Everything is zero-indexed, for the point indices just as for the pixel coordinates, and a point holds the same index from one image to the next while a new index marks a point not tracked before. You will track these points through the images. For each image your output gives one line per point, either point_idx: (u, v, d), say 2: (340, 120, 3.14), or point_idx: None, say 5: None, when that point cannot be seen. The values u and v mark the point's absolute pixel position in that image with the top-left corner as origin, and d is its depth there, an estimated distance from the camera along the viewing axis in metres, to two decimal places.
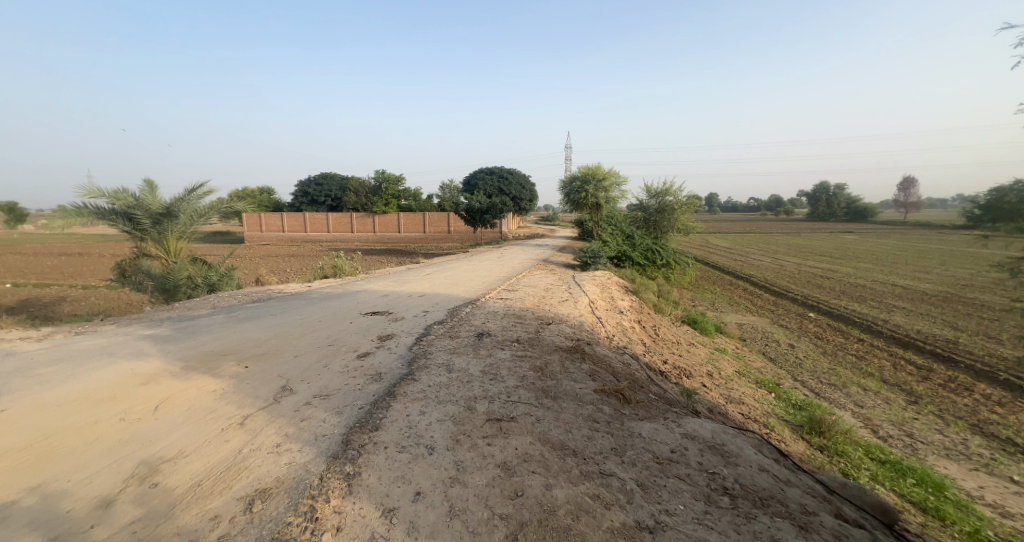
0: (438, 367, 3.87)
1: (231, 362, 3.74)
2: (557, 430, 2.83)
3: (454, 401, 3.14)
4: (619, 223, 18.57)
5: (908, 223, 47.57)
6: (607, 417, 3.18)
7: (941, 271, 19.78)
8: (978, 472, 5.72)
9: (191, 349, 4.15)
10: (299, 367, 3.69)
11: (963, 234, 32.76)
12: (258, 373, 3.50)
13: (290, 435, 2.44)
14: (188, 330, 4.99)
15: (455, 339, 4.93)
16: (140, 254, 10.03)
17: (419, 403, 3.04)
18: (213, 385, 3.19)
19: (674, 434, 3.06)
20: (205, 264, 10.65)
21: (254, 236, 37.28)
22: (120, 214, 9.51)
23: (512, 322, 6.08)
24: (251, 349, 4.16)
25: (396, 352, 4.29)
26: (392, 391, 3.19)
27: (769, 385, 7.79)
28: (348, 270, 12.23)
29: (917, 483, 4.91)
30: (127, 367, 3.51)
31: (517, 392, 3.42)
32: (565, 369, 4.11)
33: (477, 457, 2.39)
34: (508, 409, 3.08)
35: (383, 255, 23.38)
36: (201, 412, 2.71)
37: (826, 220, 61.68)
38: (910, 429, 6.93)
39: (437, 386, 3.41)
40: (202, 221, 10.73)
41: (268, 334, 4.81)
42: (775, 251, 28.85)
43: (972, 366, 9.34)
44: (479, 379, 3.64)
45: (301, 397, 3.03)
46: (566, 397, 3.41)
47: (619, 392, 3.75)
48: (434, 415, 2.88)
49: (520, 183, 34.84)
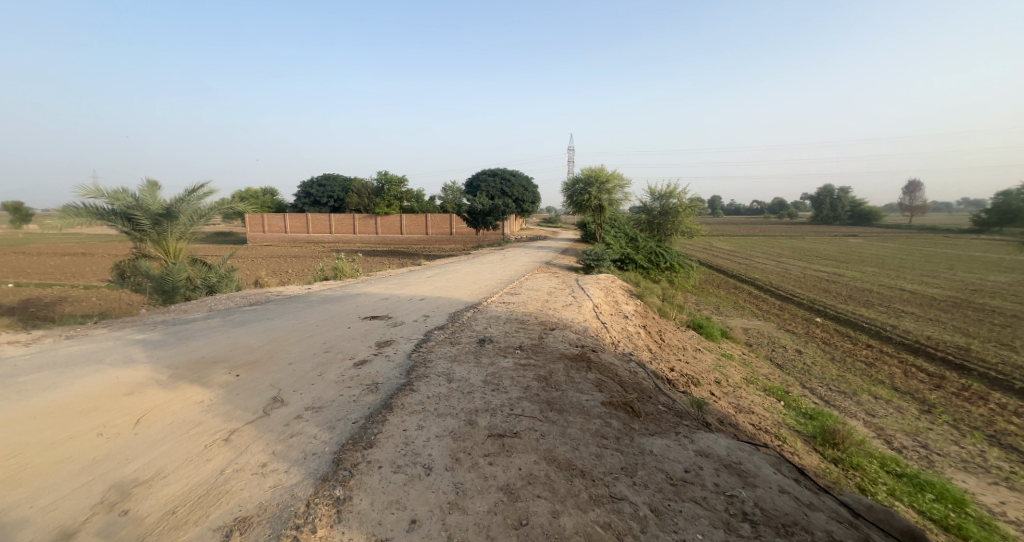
0: (438, 376, 3.70)
1: (221, 370, 3.58)
2: (563, 447, 2.65)
3: (454, 414, 2.98)
4: (623, 226, 18.36)
5: (912, 227, 47.38)
6: (615, 432, 2.99)
7: (949, 275, 19.52)
8: (998, 486, 5.51)
9: (181, 355, 3.99)
10: (292, 376, 3.52)
11: (969, 241, 32.50)
12: (250, 382, 3.34)
13: (278, 453, 2.28)
14: (181, 335, 4.84)
15: (456, 346, 4.76)
16: (140, 255, 9.92)
17: (418, 416, 2.88)
18: (200, 396, 3.04)
19: (686, 452, 2.87)
20: (205, 265, 10.57)
21: (256, 236, 37.20)
22: (119, 214, 9.41)
23: (514, 328, 5.89)
24: (244, 356, 4.01)
25: (394, 360, 4.11)
26: (389, 404, 3.03)
27: (777, 392, 7.62)
28: (349, 272, 12.14)
29: (935, 499, 4.71)
30: (112, 375, 3.36)
31: (520, 404, 3.25)
32: (571, 380, 3.93)
33: (477, 479, 2.22)
34: (511, 423, 2.91)
35: (385, 257, 23.24)
36: (185, 426, 2.55)
37: (830, 222, 61.31)
38: (924, 440, 6.72)
39: (436, 398, 3.24)
40: (202, 222, 10.63)
41: (263, 339, 4.66)
42: (779, 254, 28.58)
43: (985, 374, 9.11)
44: (480, 390, 3.47)
45: (292, 409, 2.87)
46: (572, 411, 3.23)
47: (628, 405, 3.56)
48: (433, 431, 2.72)
49: (523, 185, 34.75)
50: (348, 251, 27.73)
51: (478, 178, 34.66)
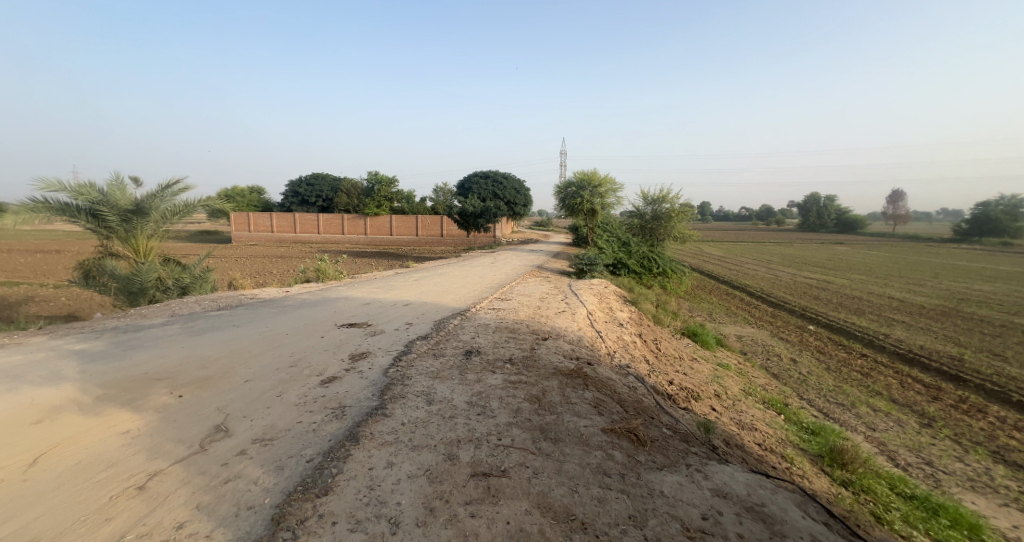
0: (416, 397, 3.25)
1: (162, 391, 3.07)
2: (559, 490, 2.23)
3: (432, 446, 2.54)
4: (615, 230, 18.10)
5: (895, 235, 48.23)
6: (619, 468, 2.57)
7: (935, 284, 19.71)
8: (1008, 508, 5.26)
9: (119, 372, 3.44)
10: (244, 398, 3.03)
11: (951, 250, 33.13)
12: (192, 407, 2.84)
13: (204, 507, 1.81)
14: (127, 345, 4.28)
15: (439, 360, 4.29)
16: (106, 253, 9.26)
17: (388, 450, 2.44)
18: (127, 425, 2.54)
19: (702, 492, 2.47)
20: (178, 266, 9.99)
21: (241, 235, 36.13)
22: (84, 210, 8.74)
23: (504, 337, 5.46)
24: (194, 373, 3.50)
25: (368, 377, 3.65)
26: (355, 433, 2.58)
27: (777, 404, 7.33)
28: (332, 274, 11.61)
29: (951, 526, 4.42)
30: (24, 397, 2.82)
31: (509, 432, 2.83)
32: (567, 401, 3.51)
33: (455, 539, 1.78)
34: (498, 458, 2.48)
35: (373, 258, 22.65)
36: (92, 468, 2.05)
37: (817, 229, 62.17)
38: (928, 456, 6.46)
39: (412, 425, 2.79)
40: (177, 219, 9.95)
41: (221, 351, 4.15)
42: (770, 261, 28.71)
43: (981, 385, 8.96)
44: (464, 414, 3.03)
45: (235, 443, 2.39)
46: (569, 440, 2.82)
47: (631, 431, 3.15)
48: (406, 469, 2.27)
49: (516, 187, 34.41)
50: (334, 252, 27.08)
51: (470, 180, 34.23)
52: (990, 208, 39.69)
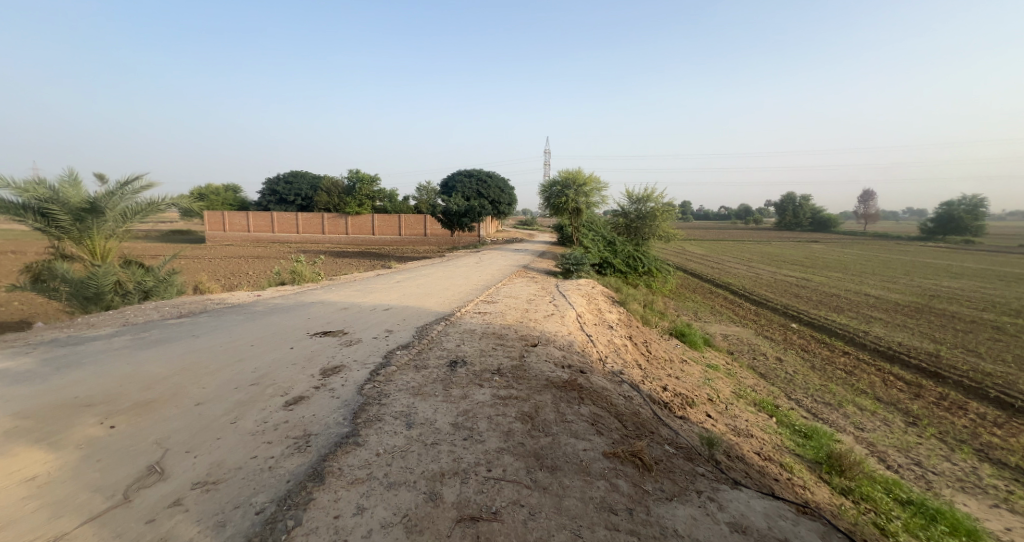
0: (394, 420, 2.88)
1: (89, 421, 2.60)
2: (561, 535, 1.91)
3: (411, 484, 2.18)
4: (601, 229, 17.94)
5: (865, 234, 49.90)
6: (625, 501, 2.27)
7: (907, 280, 20.37)
8: (999, 510, 5.22)
9: (41, 397, 2.95)
10: (190, 427, 2.60)
11: (918, 248, 34.43)
12: (123, 441, 2.40)
13: None
14: (60, 362, 3.74)
15: (422, 373, 3.91)
16: (57, 255, 8.44)
17: (360, 490, 2.07)
18: (34, 469, 2.08)
19: (719, 528, 2.20)
20: (141, 269, 9.26)
21: (214, 235, 34.52)
22: (31, 209, 7.91)
23: (491, 345, 5.11)
24: (134, 396, 3.03)
25: (341, 396, 3.25)
26: (319, 471, 2.19)
27: (768, 406, 7.19)
28: (309, 275, 11.00)
29: (949, 532, 4.29)
30: None
31: (501, 461, 2.49)
32: (562, 419, 3.20)
33: None
34: (488, 496, 2.14)
35: (353, 259, 21.90)
36: None
37: (793, 228, 64.04)
38: (916, 457, 6.44)
39: (389, 456, 2.42)
40: (139, 218, 9.16)
41: (171, 368, 3.66)
42: (750, 259, 29.19)
43: (960, 382, 9.09)
44: (449, 440, 2.67)
45: (170, 489, 1.98)
46: (567, 469, 2.50)
47: (635, 454, 2.85)
48: (380, 515, 1.91)
49: (500, 187, 34.03)
50: (313, 252, 26.08)
51: (453, 179, 33.69)
52: (952, 208, 41.58)
